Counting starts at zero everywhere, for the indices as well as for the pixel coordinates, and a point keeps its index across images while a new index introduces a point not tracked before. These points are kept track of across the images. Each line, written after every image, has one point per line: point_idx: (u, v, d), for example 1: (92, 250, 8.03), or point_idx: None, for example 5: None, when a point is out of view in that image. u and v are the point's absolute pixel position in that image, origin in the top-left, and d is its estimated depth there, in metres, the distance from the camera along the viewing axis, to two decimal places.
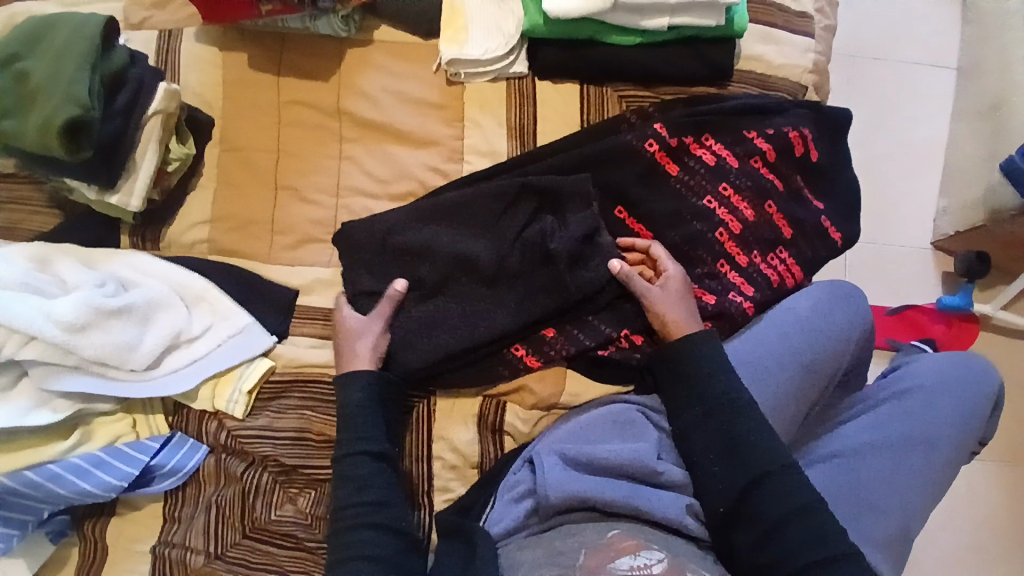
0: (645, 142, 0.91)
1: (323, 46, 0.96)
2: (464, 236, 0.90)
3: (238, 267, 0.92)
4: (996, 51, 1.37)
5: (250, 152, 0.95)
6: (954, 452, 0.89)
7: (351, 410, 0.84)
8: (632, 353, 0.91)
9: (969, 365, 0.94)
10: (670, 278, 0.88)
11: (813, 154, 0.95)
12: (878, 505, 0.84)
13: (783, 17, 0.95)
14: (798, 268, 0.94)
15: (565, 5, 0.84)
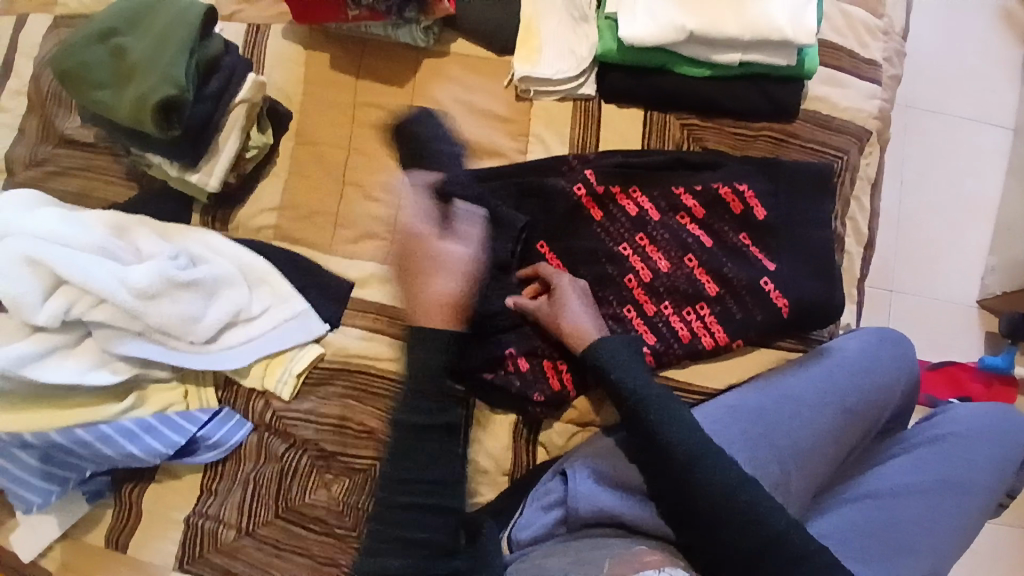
0: (574, 185, 0.94)
1: (402, 53, 1.01)
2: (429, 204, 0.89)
3: (300, 255, 0.96)
4: None
5: (321, 147, 0.99)
6: (987, 500, 0.88)
7: (424, 369, 0.74)
8: (517, 380, 0.90)
9: (1010, 415, 0.93)
10: (557, 288, 0.87)
11: (755, 211, 0.90)
12: (910, 547, 0.83)
13: (851, 63, 0.97)
14: (719, 328, 0.89)
15: (640, 33, 0.87)
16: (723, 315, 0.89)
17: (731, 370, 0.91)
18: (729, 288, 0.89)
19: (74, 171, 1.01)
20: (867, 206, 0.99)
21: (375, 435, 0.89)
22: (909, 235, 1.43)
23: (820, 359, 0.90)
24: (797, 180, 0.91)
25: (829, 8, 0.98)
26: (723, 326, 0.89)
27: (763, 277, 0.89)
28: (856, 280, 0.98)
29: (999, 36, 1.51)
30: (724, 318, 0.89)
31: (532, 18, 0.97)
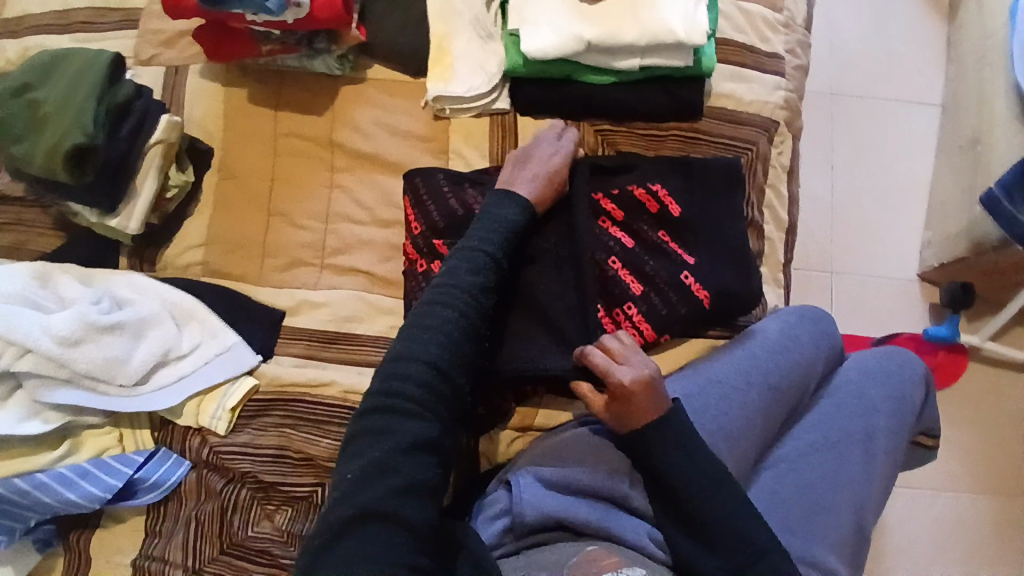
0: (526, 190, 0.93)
1: (319, 82, 1.03)
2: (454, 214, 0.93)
3: (230, 288, 0.96)
4: (978, 88, 1.37)
5: (245, 179, 1.00)
6: (892, 442, 0.92)
7: (443, 292, 0.77)
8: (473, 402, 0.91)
9: (896, 356, 0.97)
10: (547, 163, 0.90)
11: (669, 209, 0.92)
12: (825, 505, 0.86)
13: (754, 58, 0.99)
14: (646, 324, 0.90)
15: (541, 46, 0.90)
16: (648, 312, 0.90)
17: (662, 365, 0.93)
18: (652, 285, 0.91)
19: (4, 225, 1.01)
20: (786, 193, 1.01)
21: (313, 463, 0.89)
22: (846, 217, 1.46)
23: (739, 342, 0.91)
24: (708, 176, 0.93)
25: (728, 7, 1.01)
26: (647, 321, 0.90)
27: (683, 272, 0.91)
28: (782, 266, 1.00)
29: (915, 18, 1.55)
30: (649, 313, 0.90)
31: (444, 39, 0.98)
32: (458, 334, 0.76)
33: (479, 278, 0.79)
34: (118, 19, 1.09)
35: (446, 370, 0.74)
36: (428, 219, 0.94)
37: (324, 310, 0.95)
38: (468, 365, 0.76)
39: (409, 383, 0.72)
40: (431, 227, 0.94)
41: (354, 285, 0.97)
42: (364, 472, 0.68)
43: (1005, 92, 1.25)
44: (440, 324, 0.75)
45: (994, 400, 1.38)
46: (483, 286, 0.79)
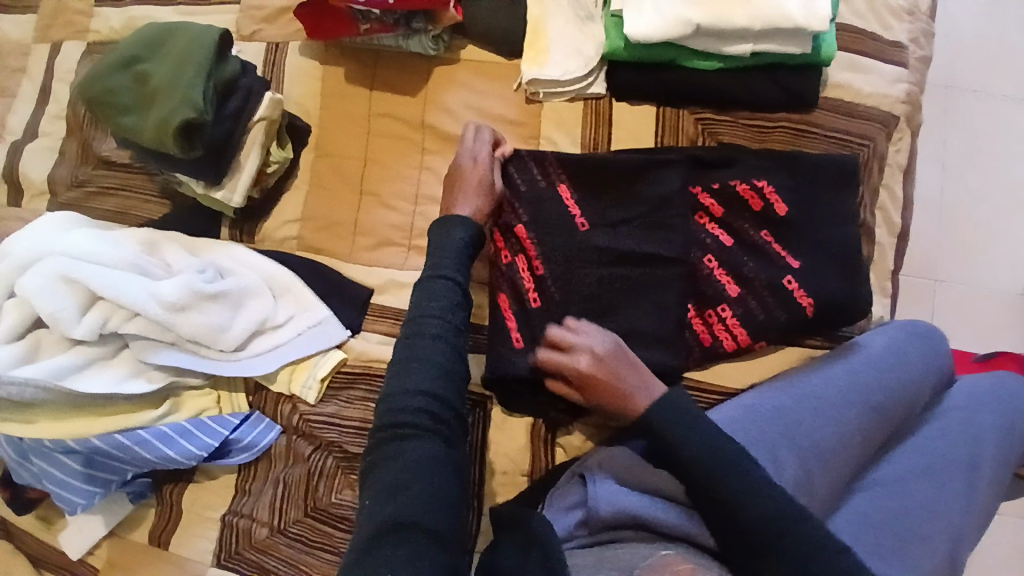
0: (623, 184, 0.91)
1: (413, 63, 1.04)
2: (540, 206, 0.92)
3: (321, 264, 0.99)
4: None
5: (337, 157, 1.03)
6: (999, 473, 0.87)
7: (426, 316, 0.76)
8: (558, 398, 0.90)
9: (1010, 384, 0.92)
10: (479, 180, 0.89)
11: (773, 208, 0.88)
12: (924, 533, 0.80)
13: (873, 47, 0.93)
14: (741, 329, 0.87)
15: (645, 30, 0.86)
16: (744, 316, 0.87)
17: (754, 369, 0.89)
18: (749, 287, 0.87)
19: (110, 190, 1.08)
20: (898, 195, 0.94)
21: None
22: (952, 220, 1.35)
23: (843, 355, 0.87)
24: (816, 173, 0.88)
25: None
26: (743, 326, 0.87)
27: (786, 276, 0.87)
28: (890, 274, 0.94)
29: None
30: (746, 317, 0.87)
31: (540, 21, 0.96)
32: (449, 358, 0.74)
33: (454, 305, 0.78)
34: None
35: (450, 392, 0.73)
36: (513, 207, 0.92)
37: (411, 290, 0.97)
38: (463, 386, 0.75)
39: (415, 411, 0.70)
40: (517, 216, 0.92)
41: None
42: (388, 497, 0.66)
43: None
44: (428, 353, 0.74)
45: None
46: (459, 312, 0.78)
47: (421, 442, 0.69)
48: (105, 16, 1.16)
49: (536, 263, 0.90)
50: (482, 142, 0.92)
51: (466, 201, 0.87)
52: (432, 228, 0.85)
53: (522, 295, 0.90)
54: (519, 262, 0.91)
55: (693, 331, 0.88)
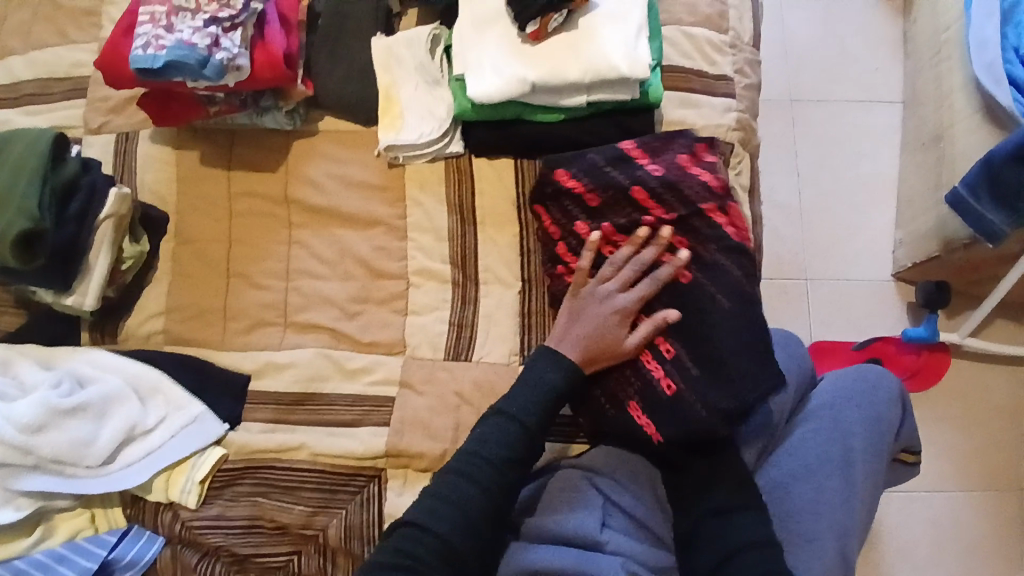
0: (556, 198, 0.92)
1: (271, 139, 1.03)
2: (679, 203, 0.89)
3: (193, 356, 0.97)
4: (935, 84, 1.36)
5: (202, 243, 1.01)
6: (869, 466, 0.88)
7: (475, 452, 0.79)
8: (613, 401, 0.88)
9: (869, 371, 0.95)
10: (604, 321, 0.86)
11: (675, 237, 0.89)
12: (808, 534, 0.83)
13: (702, 83, 0.99)
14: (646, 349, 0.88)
15: (488, 90, 0.89)
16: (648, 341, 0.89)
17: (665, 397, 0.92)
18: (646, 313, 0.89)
19: None
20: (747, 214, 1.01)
21: (287, 530, 0.88)
22: (816, 224, 1.44)
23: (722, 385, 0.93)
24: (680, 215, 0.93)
25: (670, 32, 1.00)
26: (677, 380, 0.86)
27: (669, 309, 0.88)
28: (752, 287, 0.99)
29: (878, 16, 1.54)
30: (681, 376, 0.86)
31: (390, 87, 0.97)
32: (464, 529, 0.75)
33: (507, 450, 0.79)
34: (65, 89, 1.08)
35: (468, 533, 0.75)
36: (687, 200, 0.88)
37: (290, 371, 0.94)
38: (481, 542, 0.76)
39: (429, 554, 0.73)
40: (682, 221, 0.89)
41: (318, 342, 0.95)
42: None
43: (963, 89, 1.26)
44: (457, 492, 0.77)
45: (973, 397, 1.40)
46: (510, 458, 0.79)
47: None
48: None
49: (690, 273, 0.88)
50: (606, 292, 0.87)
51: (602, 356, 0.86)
52: (534, 355, 0.87)
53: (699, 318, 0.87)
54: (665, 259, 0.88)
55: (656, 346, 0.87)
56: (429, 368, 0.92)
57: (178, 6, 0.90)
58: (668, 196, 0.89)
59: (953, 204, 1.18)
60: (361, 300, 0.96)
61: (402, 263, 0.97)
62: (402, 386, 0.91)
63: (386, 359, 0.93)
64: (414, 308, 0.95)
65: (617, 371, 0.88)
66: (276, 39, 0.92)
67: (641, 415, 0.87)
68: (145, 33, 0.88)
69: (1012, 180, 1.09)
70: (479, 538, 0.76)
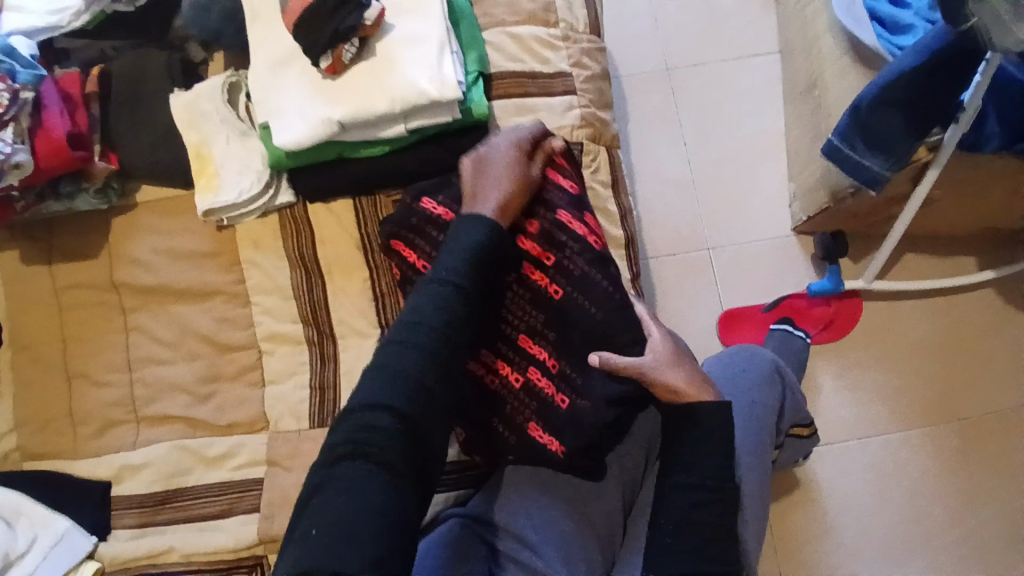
0: (414, 228, 0.85)
1: (90, 221, 0.94)
2: (545, 222, 0.85)
3: (49, 471, 0.90)
4: (803, 28, 1.27)
5: (38, 346, 0.93)
6: (753, 450, 0.86)
7: (414, 313, 0.72)
8: (509, 432, 0.83)
9: (741, 356, 0.94)
10: (508, 181, 0.82)
11: (545, 256, 0.84)
12: None
13: (537, 85, 0.93)
14: (527, 372, 0.83)
15: (293, 137, 0.82)
16: (528, 368, 0.83)
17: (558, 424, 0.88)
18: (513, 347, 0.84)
19: None
20: (610, 212, 0.94)
21: None
22: (710, 190, 1.37)
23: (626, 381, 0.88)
24: None
25: (494, 36, 0.94)
26: (572, 394, 0.82)
27: (543, 335, 0.84)
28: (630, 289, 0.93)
29: None
30: (574, 389, 0.82)
31: (200, 144, 0.89)
32: (414, 405, 0.67)
33: (447, 313, 0.71)
34: None
35: (425, 410, 0.68)
36: (553, 211, 0.86)
37: (151, 469, 0.88)
38: (437, 421, 0.69)
39: (383, 437, 0.65)
40: (555, 244, 0.85)
41: (175, 433, 0.89)
42: (312, 533, 0.60)
43: (830, 30, 1.15)
44: (399, 362, 0.69)
45: (902, 333, 1.31)
46: (452, 321, 0.71)
47: (369, 493, 0.62)
48: None
49: (553, 288, 0.84)
50: (500, 139, 0.85)
51: (494, 181, 0.82)
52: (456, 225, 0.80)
53: (584, 324, 0.83)
54: (535, 274, 0.84)
55: (541, 364, 0.83)
56: (295, 442, 0.86)
57: None
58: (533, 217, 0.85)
59: (828, 156, 1.06)
60: (213, 379, 0.89)
61: (249, 331, 0.90)
62: (270, 465, 0.86)
63: (249, 439, 0.87)
64: (271, 378, 0.89)
65: (510, 397, 0.83)
66: (56, 121, 0.85)
67: (541, 434, 0.82)
68: None
69: (884, 124, 0.98)
70: (430, 416, 0.68)
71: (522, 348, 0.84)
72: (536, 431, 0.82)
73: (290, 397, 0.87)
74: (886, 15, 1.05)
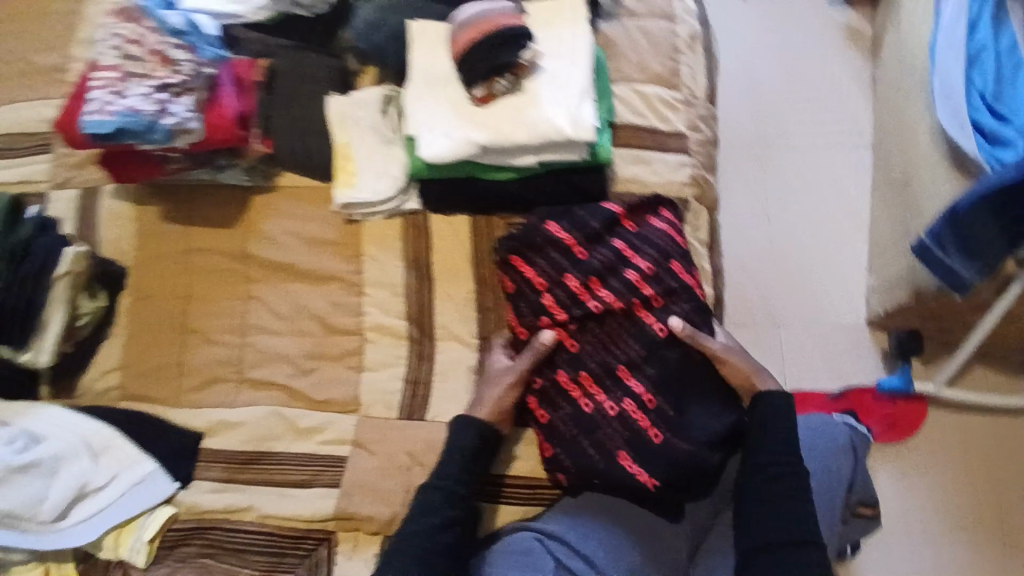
0: (537, 249, 0.93)
1: (230, 195, 1.03)
2: (657, 266, 0.91)
3: (146, 413, 0.96)
4: (896, 126, 1.33)
5: (160, 298, 1.01)
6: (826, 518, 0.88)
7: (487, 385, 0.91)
8: (598, 458, 0.86)
9: (817, 424, 0.94)
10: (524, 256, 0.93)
11: (653, 297, 0.90)
12: None
13: (656, 141, 1.00)
14: (622, 401, 0.88)
15: (438, 153, 0.91)
16: (624, 399, 0.88)
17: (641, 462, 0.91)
18: (611, 376, 0.89)
19: None
20: (706, 268, 1.00)
21: None
22: (787, 265, 1.42)
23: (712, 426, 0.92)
24: None
25: (624, 91, 1.02)
26: (664, 430, 0.87)
27: (642, 371, 0.88)
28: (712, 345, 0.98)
29: (846, 58, 1.54)
30: (665, 426, 0.87)
31: (347, 146, 0.99)
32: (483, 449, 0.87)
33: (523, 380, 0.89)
34: (25, 142, 1.11)
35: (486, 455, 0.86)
36: (667, 257, 0.92)
37: (243, 430, 0.93)
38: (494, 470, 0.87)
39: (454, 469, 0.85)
40: (669, 292, 0.90)
41: (271, 400, 0.95)
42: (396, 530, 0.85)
43: (930, 132, 1.19)
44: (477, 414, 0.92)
45: (965, 439, 1.30)
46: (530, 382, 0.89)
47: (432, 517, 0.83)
48: None
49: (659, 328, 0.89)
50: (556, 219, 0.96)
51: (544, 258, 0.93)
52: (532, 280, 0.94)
53: (683, 365, 0.89)
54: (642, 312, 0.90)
55: (637, 395, 0.88)
56: (382, 428, 0.91)
57: (129, 71, 0.90)
58: (648, 259, 0.91)
59: (917, 253, 1.09)
60: (314, 356, 0.96)
61: (357, 318, 0.97)
62: (355, 446, 0.91)
63: (339, 418, 0.93)
64: (368, 365, 0.95)
65: (605, 425, 0.87)
66: (229, 100, 0.94)
67: (630, 463, 0.86)
68: (96, 99, 0.88)
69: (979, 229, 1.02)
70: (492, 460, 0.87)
71: (617, 379, 0.89)
72: (628, 459, 0.86)
73: (384, 387, 0.94)
74: (990, 128, 1.07)
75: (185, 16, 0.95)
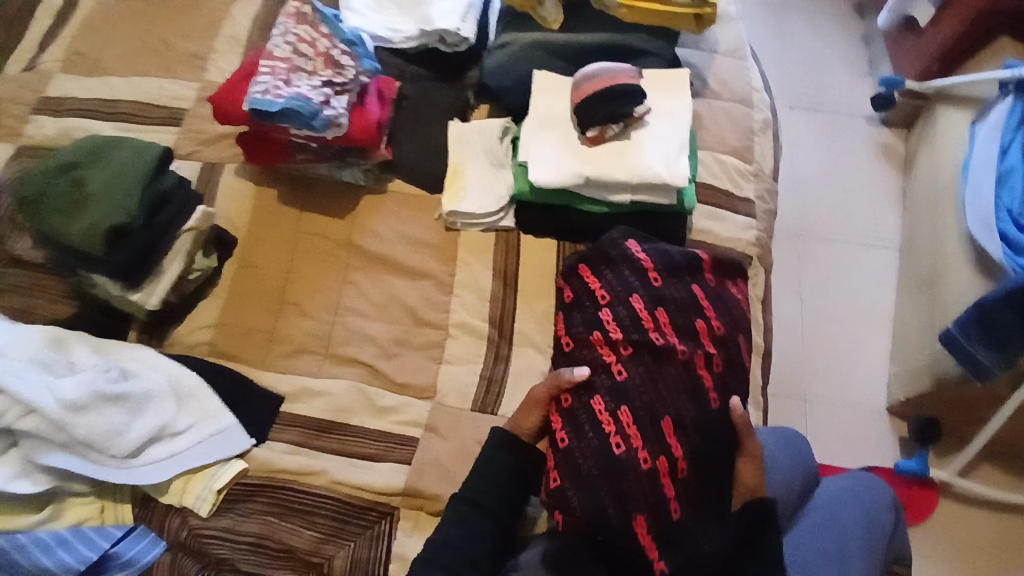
0: (616, 274, 1.00)
1: (343, 190, 1.15)
2: (726, 319, 0.98)
3: (231, 370, 1.02)
4: (931, 237, 1.47)
5: (263, 269, 1.09)
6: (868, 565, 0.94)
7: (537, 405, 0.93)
8: (615, 514, 0.84)
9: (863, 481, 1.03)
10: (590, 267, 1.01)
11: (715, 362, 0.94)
12: None
13: (728, 203, 1.14)
14: (657, 458, 0.87)
15: (546, 178, 1.03)
16: (656, 459, 0.87)
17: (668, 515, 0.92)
18: (647, 429, 0.88)
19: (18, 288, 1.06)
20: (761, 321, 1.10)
21: (294, 553, 0.89)
22: (816, 345, 1.53)
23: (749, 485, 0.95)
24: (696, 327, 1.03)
25: (704, 156, 1.16)
26: (685, 508, 0.87)
27: (678, 433, 0.89)
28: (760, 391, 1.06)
29: (880, 171, 1.73)
30: (688, 505, 0.87)
31: (459, 163, 1.11)
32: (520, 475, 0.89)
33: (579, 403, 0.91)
34: (163, 116, 1.23)
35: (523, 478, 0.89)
36: (733, 322, 0.99)
37: (323, 399, 0.99)
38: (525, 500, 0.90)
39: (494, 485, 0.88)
40: (728, 360, 0.96)
41: (354, 375, 1.01)
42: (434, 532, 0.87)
43: (959, 240, 1.34)
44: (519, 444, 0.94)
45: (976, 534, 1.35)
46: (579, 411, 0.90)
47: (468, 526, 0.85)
48: (42, 123, 1.23)
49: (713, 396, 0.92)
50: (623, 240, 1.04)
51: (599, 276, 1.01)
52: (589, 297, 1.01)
53: (725, 444, 0.90)
54: (699, 361, 0.93)
55: (670, 459, 0.87)
56: (456, 416, 0.98)
57: (298, 66, 1.06)
58: (719, 306, 0.99)
59: (946, 342, 1.21)
60: (399, 342, 1.03)
61: (444, 314, 1.05)
62: (427, 429, 0.97)
63: (416, 401, 0.99)
64: (449, 357, 1.02)
65: (632, 476, 0.85)
66: (372, 108, 1.07)
67: (644, 532, 0.84)
68: (264, 82, 1.02)
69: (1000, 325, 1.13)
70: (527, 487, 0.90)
71: (660, 434, 0.88)
72: (641, 531, 0.84)
73: (462, 380, 1.00)
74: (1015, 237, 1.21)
75: (352, 33, 1.10)
